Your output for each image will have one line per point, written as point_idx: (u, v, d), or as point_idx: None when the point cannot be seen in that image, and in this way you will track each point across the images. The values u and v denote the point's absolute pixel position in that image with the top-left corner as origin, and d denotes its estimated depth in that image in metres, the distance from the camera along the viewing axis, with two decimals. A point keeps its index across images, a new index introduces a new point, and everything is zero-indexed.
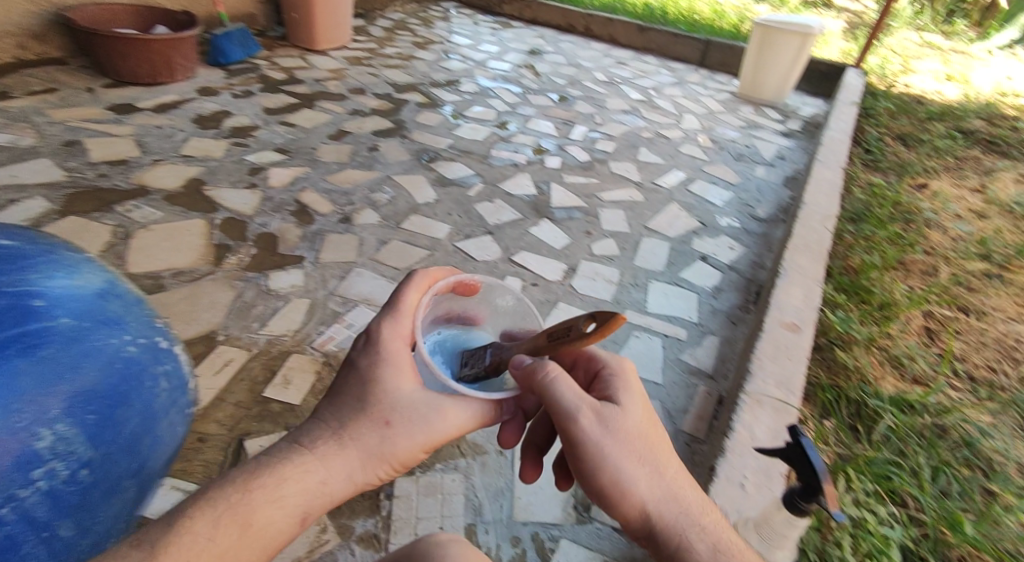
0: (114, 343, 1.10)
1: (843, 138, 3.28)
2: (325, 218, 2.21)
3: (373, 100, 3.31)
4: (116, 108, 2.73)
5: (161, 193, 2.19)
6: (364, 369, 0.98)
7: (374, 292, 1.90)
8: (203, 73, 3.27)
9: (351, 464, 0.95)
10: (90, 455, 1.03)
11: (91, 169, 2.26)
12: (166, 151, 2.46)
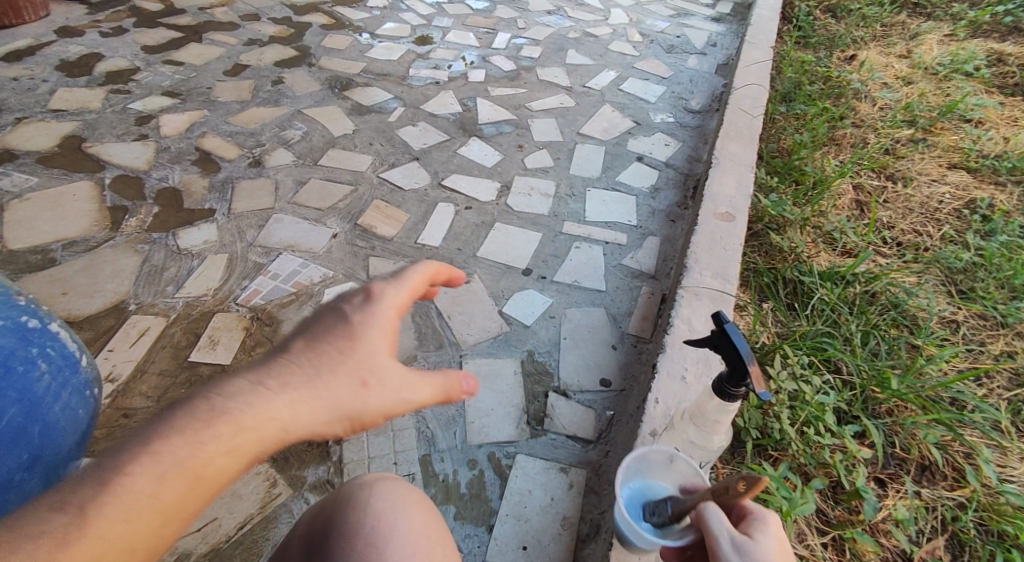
0: None
1: (771, 17, 3.21)
2: (232, 163, 2.07)
3: (271, 25, 3.05)
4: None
5: (33, 156, 2.01)
6: (358, 322, 0.79)
7: (297, 237, 1.82)
8: (59, 11, 2.91)
9: (317, 428, 0.73)
10: None
11: None
12: (30, 107, 2.23)
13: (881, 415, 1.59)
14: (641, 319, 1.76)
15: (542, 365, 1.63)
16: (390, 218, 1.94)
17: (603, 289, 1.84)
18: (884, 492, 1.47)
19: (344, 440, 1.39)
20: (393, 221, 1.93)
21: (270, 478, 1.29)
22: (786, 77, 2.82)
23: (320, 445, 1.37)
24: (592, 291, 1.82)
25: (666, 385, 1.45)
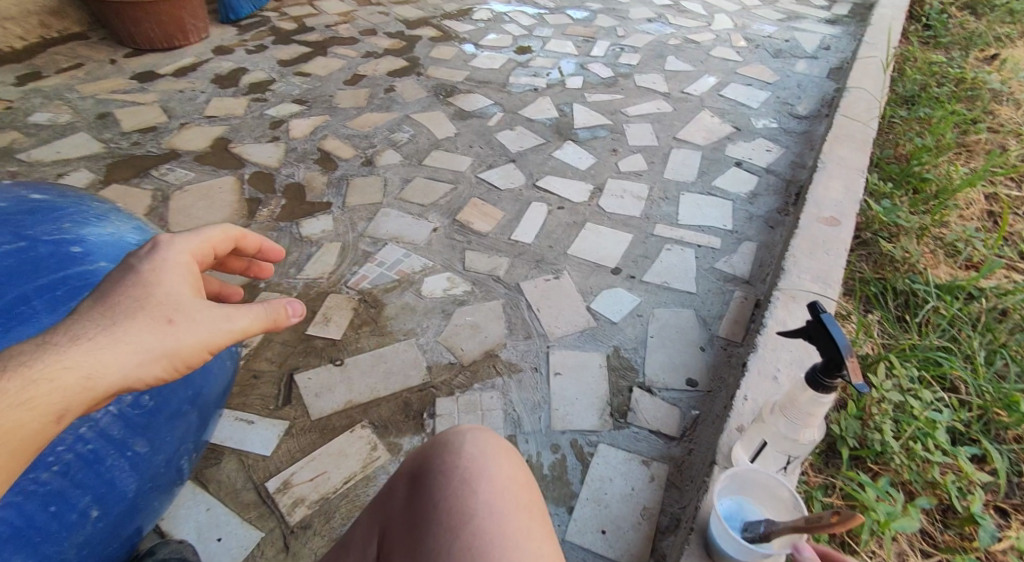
0: None
1: (895, 16, 3.08)
2: (348, 163, 2.29)
3: (385, 41, 3.36)
4: (141, 78, 2.85)
5: (191, 155, 2.32)
6: (148, 273, 0.85)
7: (402, 230, 1.98)
8: (216, 34, 3.33)
9: (130, 367, 0.77)
10: None
11: (125, 139, 2.41)
12: (190, 114, 2.57)
13: (1007, 441, 1.49)
14: (732, 322, 1.75)
15: (627, 360, 1.66)
16: (486, 216, 2.06)
17: (693, 291, 1.85)
18: (1007, 523, 1.37)
19: (438, 414, 1.49)
20: (489, 218, 2.05)
21: (371, 442, 1.43)
22: (907, 79, 2.70)
23: (416, 417, 1.48)
24: (682, 293, 1.84)
25: (757, 383, 1.44)
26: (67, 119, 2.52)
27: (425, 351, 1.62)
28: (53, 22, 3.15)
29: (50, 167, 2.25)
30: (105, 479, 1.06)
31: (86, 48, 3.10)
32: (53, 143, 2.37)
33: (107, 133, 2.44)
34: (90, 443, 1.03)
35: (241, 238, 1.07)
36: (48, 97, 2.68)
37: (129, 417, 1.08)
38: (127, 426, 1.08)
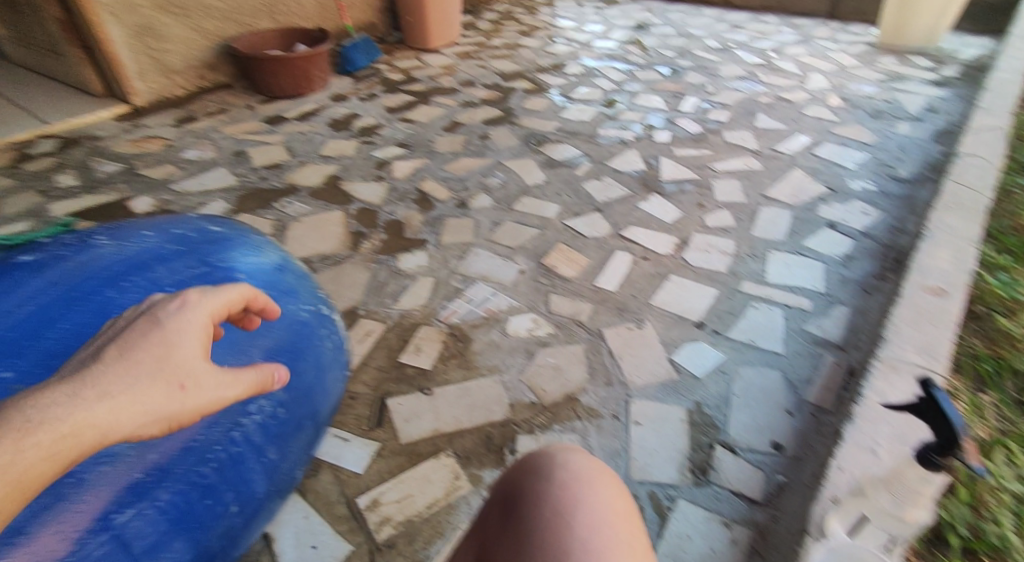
0: (294, 309, 1.30)
1: (1013, 79, 2.95)
2: (443, 204, 2.44)
3: (482, 92, 3.59)
4: (273, 122, 3.39)
5: (307, 190, 2.62)
6: (170, 331, 0.84)
7: (490, 270, 2.05)
8: (334, 83, 3.90)
9: (135, 428, 0.77)
10: (284, 396, 1.23)
11: (254, 173, 2.84)
12: (310, 155, 3.01)
13: None
14: (823, 389, 1.68)
15: (710, 418, 1.62)
16: (571, 261, 2.10)
17: (780, 352, 1.80)
18: None
19: (518, 451, 1.51)
20: (574, 264, 2.09)
21: (454, 471, 1.46)
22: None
23: (497, 451, 1.51)
24: (768, 352, 1.79)
25: (852, 454, 1.31)
26: (212, 157, 3.02)
27: (508, 389, 1.66)
28: (208, 74, 3.76)
29: (195, 195, 2.68)
30: (245, 479, 1.16)
31: (231, 96, 3.74)
32: (199, 178, 2.83)
33: (240, 168, 2.89)
34: (237, 447, 1.13)
35: (253, 298, 1.01)
36: (199, 137, 3.25)
37: (268, 428, 1.19)
38: (265, 433, 1.19)
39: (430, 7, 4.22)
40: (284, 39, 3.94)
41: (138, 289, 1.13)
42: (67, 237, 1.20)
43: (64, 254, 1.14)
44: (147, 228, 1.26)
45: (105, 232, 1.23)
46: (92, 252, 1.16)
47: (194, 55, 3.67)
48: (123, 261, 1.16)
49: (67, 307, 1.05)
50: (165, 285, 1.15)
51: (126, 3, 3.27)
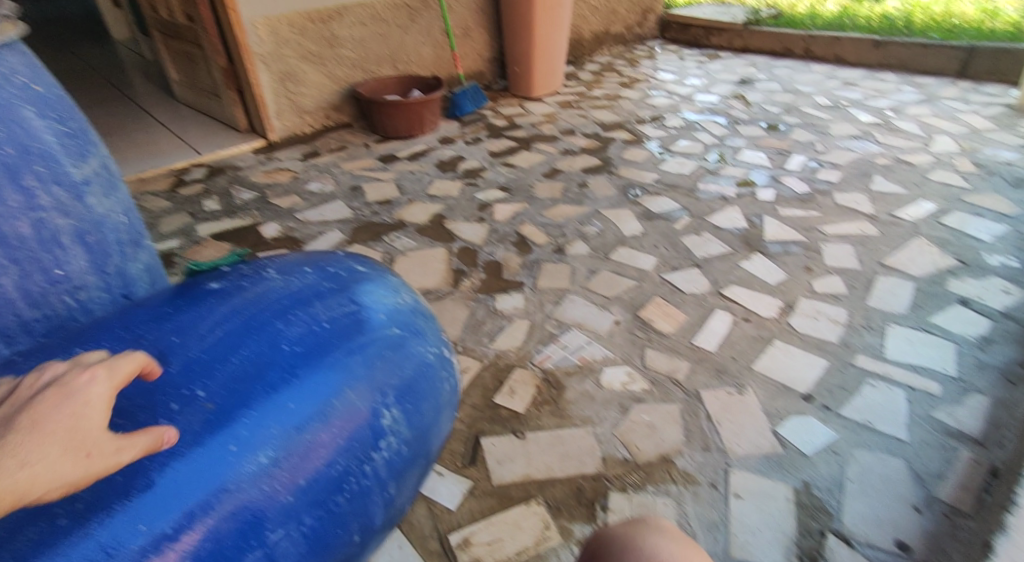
0: (426, 349, 1.18)
1: None
2: (541, 248, 2.56)
3: (582, 141, 3.65)
4: (386, 160, 3.62)
5: (415, 227, 2.87)
6: (71, 403, 0.79)
7: (586, 317, 2.05)
8: (443, 126, 4.10)
9: (34, 499, 0.74)
10: (411, 435, 1.10)
11: (367, 208, 3.09)
12: (418, 192, 3.21)
13: None
14: (959, 488, 1.52)
15: (820, 501, 1.50)
16: (668, 317, 2.06)
17: (905, 439, 1.65)
18: None
19: (610, 509, 1.46)
20: (671, 319, 2.05)
21: (544, 520, 1.44)
22: None
23: (588, 505, 1.47)
24: (891, 438, 1.65)
25: None
26: (330, 189, 3.30)
27: (601, 441, 1.62)
28: (333, 114, 4.12)
29: (316, 225, 2.96)
30: (367, 513, 1.04)
31: (350, 134, 4.04)
32: (319, 208, 3.12)
33: (356, 203, 3.14)
34: (364, 481, 1.02)
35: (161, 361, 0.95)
36: (321, 170, 3.54)
37: (394, 465, 1.07)
38: (390, 469, 1.06)
39: (537, 58, 4.39)
40: (403, 84, 4.19)
41: (301, 323, 1.05)
42: (243, 266, 1.19)
43: (243, 283, 1.12)
44: (314, 262, 1.21)
45: (275, 263, 1.20)
46: (264, 284, 1.12)
47: (324, 98, 4.05)
48: (292, 293, 1.10)
49: (243, 337, 1.01)
50: (323, 320, 1.07)
51: (276, 53, 3.73)
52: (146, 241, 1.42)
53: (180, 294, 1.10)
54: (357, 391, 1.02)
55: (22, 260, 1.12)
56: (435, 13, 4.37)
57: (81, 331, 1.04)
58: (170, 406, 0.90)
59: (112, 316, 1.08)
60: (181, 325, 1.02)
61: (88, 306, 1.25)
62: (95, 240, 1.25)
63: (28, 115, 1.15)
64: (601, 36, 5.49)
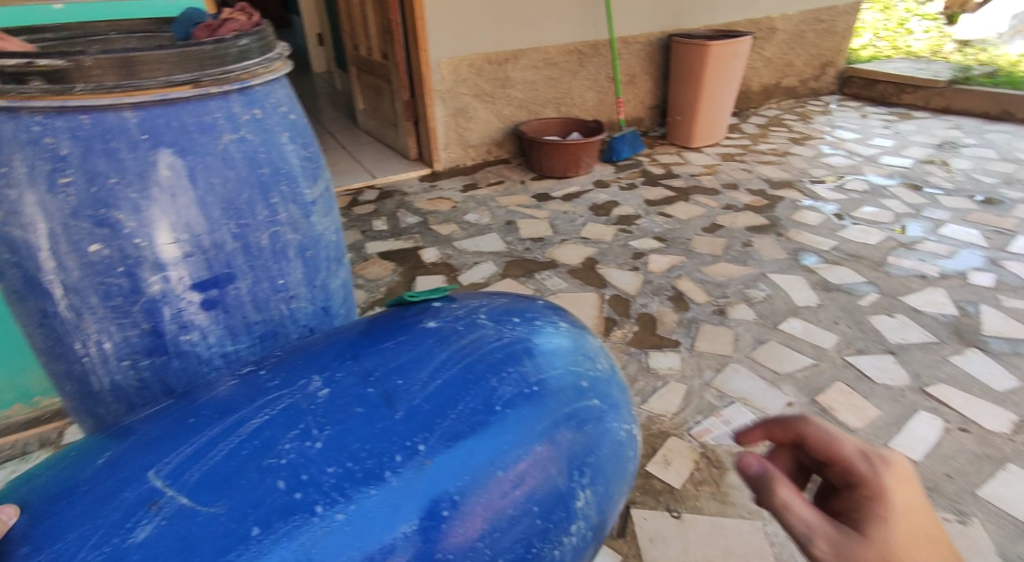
0: (621, 425, 1.03)
1: None
2: (699, 306, 2.43)
3: (747, 196, 3.45)
4: (541, 199, 3.64)
5: (566, 267, 2.85)
6: None
7: (750, 392, 1.90)
8: (599, 169, 4.08)
9: None
10: (596, 519, 0.96)
11: (521, 244, 3.11)
12: (571, 233, 3.19)
13: None
14: None
15: None
16: (856, 411, 1.82)
17: None
18: None
19: None
20: (860, 412, 1.81)
21: None
22: None
23: None
24: None
25: None
26: (486, 222, 3.38)
27: (773, 543, 1.44)
28: (494, 150, 4.27)
29: (471, 255, 3.04)
30: None
31: (508, 170, 4.14)
32: (476, 238, 3.20)
33: (510, 237, 3.18)
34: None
35: None
36: (480, 203, 3.65)
37: (575, 549, 0.94)
38: (572, 553, 0.94)
39: (703, 108, 4.25)
40: (565, 126, 4.23)
41: (514, 382, 0.92)
42: (451, 306, 1.09)
43: (456, 326, 1.01)
44: (523, 312, 1.09)
45: (483, 306, 1.09)
46: (478, 331, 1.00)
47: (488, 133, 4.20)
48: (507, 346, 0.98)
49: (460, 390, 0.90)
50: (534, 382, 0.94)
51: (453, 91, 3.94)
52: (344, 260, 1.51)
53: (392, 329, 1.02)
54: (558, 469, 0.90)
55: (257, 267, 1.22)
56: (605, 59, 4.41)
57: (302, 354, 0.98)
58: (393, 459, 0.80)
59: (327, 341, 1.01)
60: (400, 365, 0.92)
61: (297, 315, 1.33)
62: (312, 255, 1.33)
63: (283, 139, 1.26)
64: (773, 88, 5.23)
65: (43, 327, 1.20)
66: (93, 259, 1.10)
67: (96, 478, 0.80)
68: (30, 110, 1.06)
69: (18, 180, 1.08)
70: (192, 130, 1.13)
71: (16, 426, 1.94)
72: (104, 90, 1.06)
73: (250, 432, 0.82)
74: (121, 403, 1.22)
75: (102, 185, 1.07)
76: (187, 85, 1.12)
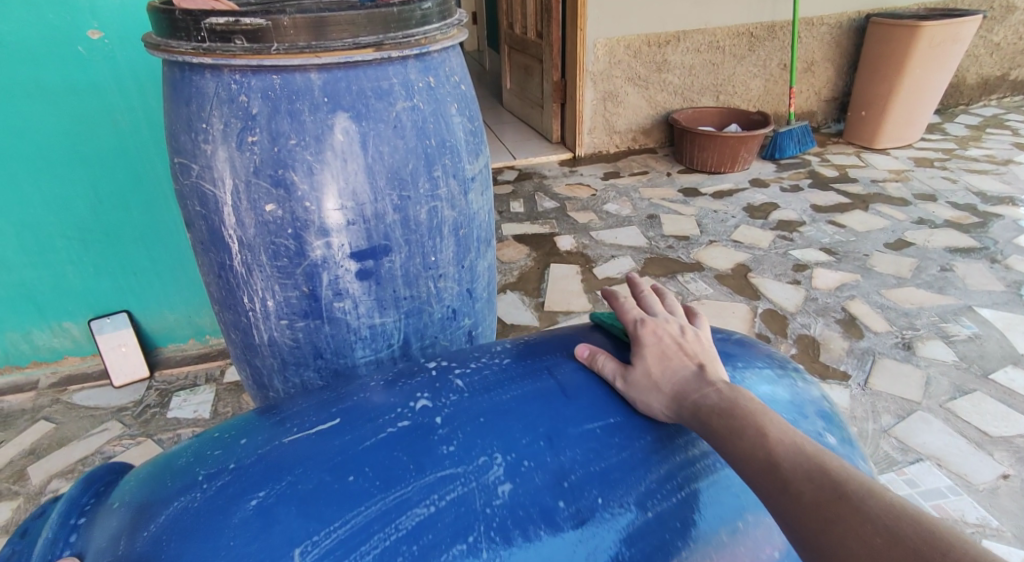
0: None
1: None
2: (879, 336, 2.07)
3: (949, 211, 2.95)
4: (689, 194, 3.34)
5: (714, 272, 2.56)
6: None
7: (945, 450, 1.60)
8: (757, 166, 3.68)
9: None
10: None
11: (663, 241, 2.85)
12: (720, 234, 2.88)
13: None
14: None
15: None
16: None
17: None
18: None
19: None
20: None
21: None
22: None
23: None
24: None
25: None
26: (628, 213, 3.15)
27: None
28: (641, 138, 4.01)
29: (608, 247, 2.83)
30: None
31: (653, 160, 3.86)
32: (616, 230, 2.99)
33: (652, 233, 2.93)
34: None
35: None
36: (622, 192, 3.41)
37: None
38: None
39: (895, 105, 3.69)
40: (724, 117, 3.86)
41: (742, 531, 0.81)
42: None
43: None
44: (740, 361, 0.97)
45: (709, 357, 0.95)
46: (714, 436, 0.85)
47: (637, 120, 3.95)
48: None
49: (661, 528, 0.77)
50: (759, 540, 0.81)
51: (607, 73, 3.72)
52: (492, 241, 1.39)
53: (599, 398, 0.87)
54: None
55: (412, 243, 1.12)
56: (781, 44, 3.95)
57: (490, 405, 0.84)
58: None
59: (519, 391, 0.87)
60: (603, 469, 0.79)
61: (443, 295, 1.23)
62: (464, 234, 1.21)
63: (452, 111, 1.13)
64: (995, 81, 4.46)
65: (219, 279, 1.16)
66: (268, 219, 1.04)
67: (244, 529, 0.69)
68: (231, 68, 0.97)
69: (213, 135, 1.01)
70: (368, 95, 1.02)
71: (190, 360, 1.96)
72: (295, 50, 0.94)
73: (414, 528, 0.70)
74: (275, 359, 1.21)
75: (283, 145, 1.00)
76: (372, 49, 0.98)
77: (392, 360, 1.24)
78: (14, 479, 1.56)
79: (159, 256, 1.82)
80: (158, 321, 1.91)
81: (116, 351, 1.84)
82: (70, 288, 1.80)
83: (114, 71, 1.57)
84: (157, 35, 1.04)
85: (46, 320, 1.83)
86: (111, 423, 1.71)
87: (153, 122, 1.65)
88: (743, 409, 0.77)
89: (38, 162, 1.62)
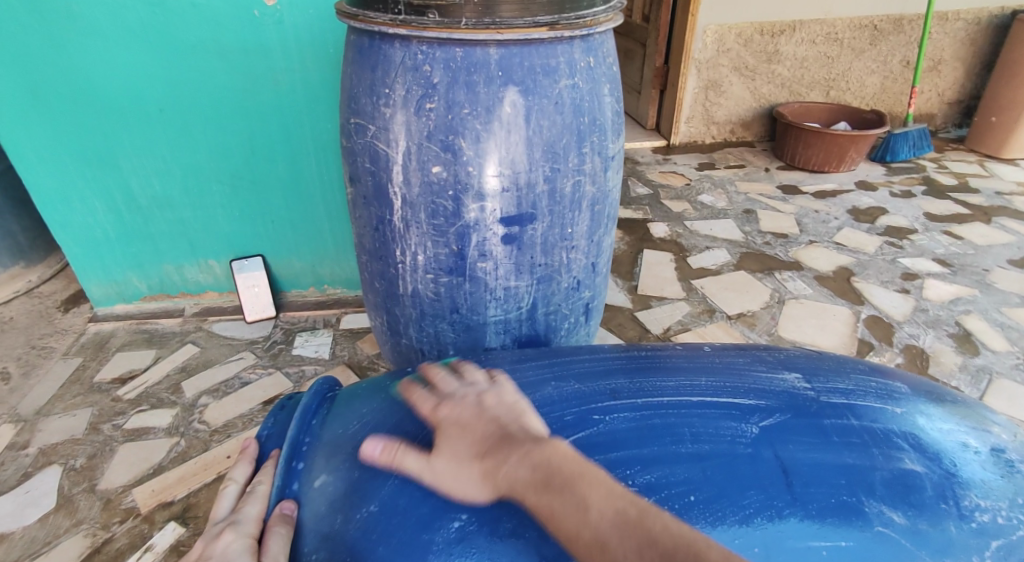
0: None
1: None
2: (997, 354, 2.01)
3: None
4: (787, 191, 3.27)
5: (813, 272, 2.52)
6: None
7: None
8: (864, 168, 3.55)
9: None
10: None
11: (760, 236, 2.82)
12: (821, 235, 2.81)
13: None
14: None
15: None
16: None
17: None
18: None
19: None
20: None
21: None
22: None
23: None
24: None
25: None
26: (722, 206, 3.12)
27: None
28: (739, 131, 3.93)
29: (702, 238, 2.82)
30: None
31: (750, 154, 3.78)
32: (710, 222, 2.97)
33: (749, 227, 2.90)
34: None
35: None
36: (717, 184, 3.37)
37: None
38: None
39: None
40: (833, 114, 3.72)
41: None
42: (863, 421, 0.87)
43: (928, 536, 0.77)
44: (959, 415, 0.92)
45: (885, 411, 0.90)
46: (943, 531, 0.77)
47: (738, 111, 3.87)
48: (983, 507, 0.80)
49: None
50: None
51: (714, 61, 3.65)
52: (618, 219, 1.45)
53: (829, 500, 0.78)
54: None
55: (555, 213, 1.19)
56: (906, 40, 3.76)
57: (703, 478, 0.80)
58: None
59: (733, 463, 0.81)
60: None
61: (571, 266, 1.29)
62: (598, 210, 1.26)
63: (604, 91, 1.18)
64: None
65: (375, 232, 1.27)
66: (433, 180, 1.13)
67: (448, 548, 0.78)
68: (420, 39, 1.06)
69: (394, 100, 1.11)
70: (537, 72, 1.08)
71: (308, 305, 2.12)
72: (482, 26, 1.02)
73: None
74: (414, 309, 1.32)
75: (457, 114, 1.08)
76: (547, 28, 1.05)
77: (518, 321, 1.32)
78: (171, 390, 1.76)
79: (294, 206, 1.97)
80: (285, 266, 2.08)
81: (250, 291, 2.02)
82: (216, 229, 1.99)
83: (280, 33, 1.70)
84: (350, 8, 1.14)
85: (195, 256, 2.03)
86: (246, 353, 1.90)
87: (307, 84, 1.78)
88: (567, 469, 0.75)
89: (211, 113, 1.80)
